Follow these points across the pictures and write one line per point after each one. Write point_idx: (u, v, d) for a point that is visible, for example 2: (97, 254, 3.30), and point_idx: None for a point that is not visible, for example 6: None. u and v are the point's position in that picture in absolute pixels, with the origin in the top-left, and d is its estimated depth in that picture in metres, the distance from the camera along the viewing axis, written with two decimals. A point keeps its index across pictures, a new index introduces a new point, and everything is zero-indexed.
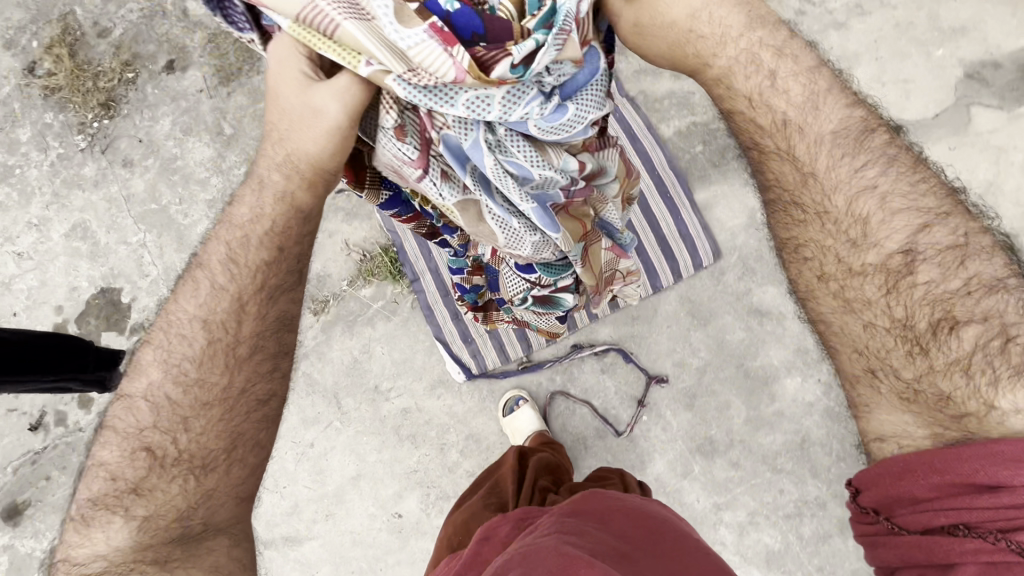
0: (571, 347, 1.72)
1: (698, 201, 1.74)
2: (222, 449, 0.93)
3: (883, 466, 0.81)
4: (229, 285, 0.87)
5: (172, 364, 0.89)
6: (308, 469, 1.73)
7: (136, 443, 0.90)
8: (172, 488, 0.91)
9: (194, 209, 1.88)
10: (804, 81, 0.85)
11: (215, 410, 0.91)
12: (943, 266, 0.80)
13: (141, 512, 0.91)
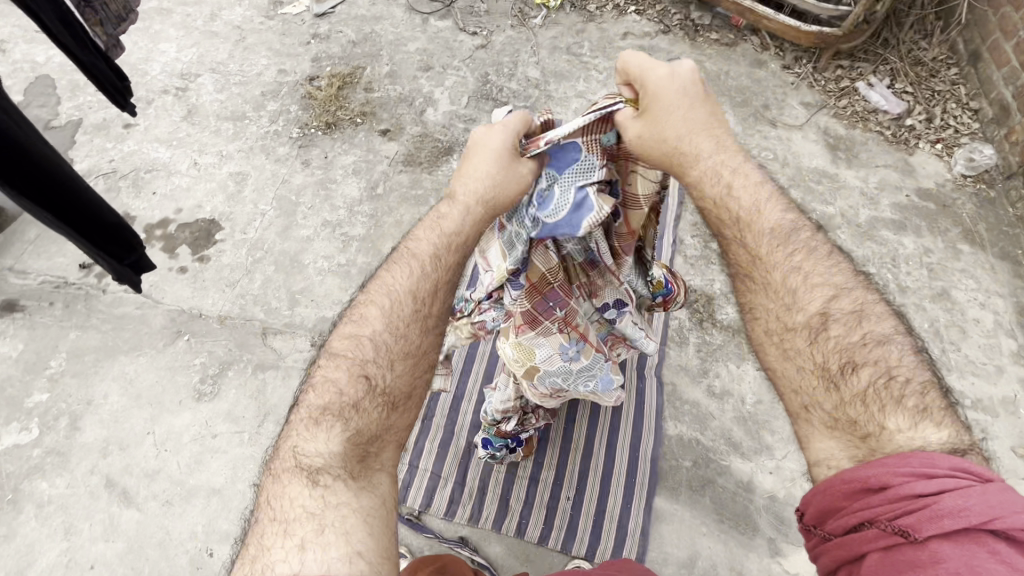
0: (457, 538, 1.65)
1: (656, 506, 1.73)
2: (407, 391, 0.88)
3: (811, 492, 0.73)
4: (437, 273, 0.91)
5: (393, 316, 0.89)
6: (181, 464, 1.71)
7: (355, 368, 0.85)
8: (370, 411, 0.83)
9: (313, 217, 2.26)
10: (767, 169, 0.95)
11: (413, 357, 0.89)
12: (850, 325, 0.82)
13: (339, 435, 0.79)
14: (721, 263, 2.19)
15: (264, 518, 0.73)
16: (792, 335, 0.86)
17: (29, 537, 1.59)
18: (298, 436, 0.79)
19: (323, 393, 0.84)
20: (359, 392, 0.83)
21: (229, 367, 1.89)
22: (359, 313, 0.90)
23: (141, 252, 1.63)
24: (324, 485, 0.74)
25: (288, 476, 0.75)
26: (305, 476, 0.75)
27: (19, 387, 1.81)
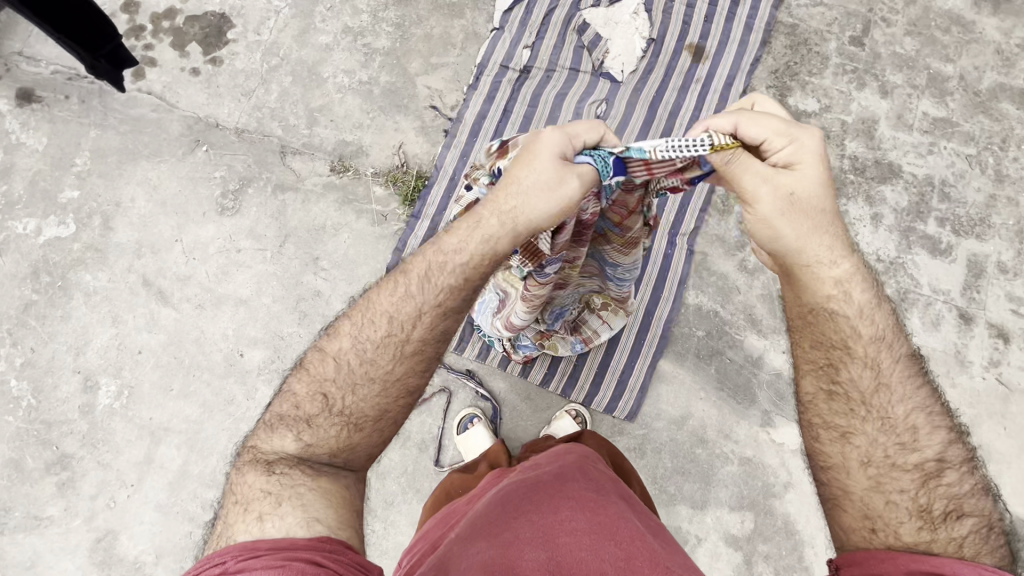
0: (465, 370, 1.74)
1: (660, 367, 1.76)
2: (373, 414, 0.95)
3: (867, 557, 0.84)
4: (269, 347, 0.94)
5: (362, 339, 0.97)
6: (208, 272, 1.79)
7: (313, 387, 0.96)
8: (326, 429, 0.93)
9: (333, 21, 1.98)
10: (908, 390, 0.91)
11: (395, 342, 0.96)
12: (961, 478, 0.86)
13: (297, 443, 0.93)
14: (793, 122, 1.95)
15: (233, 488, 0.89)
16: (898, 473, 0.87)
17: (82, 320, 1.75)
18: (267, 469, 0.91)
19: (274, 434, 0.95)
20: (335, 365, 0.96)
21: (251, 183, 1.85)
22: (330, 335, 0.99)
23: (118, 44, 1.54)
24: (280, 472, 0.89)
25: (257, 465, 0.90)
26: (263, 462, 0.91)
27: (50, 181, 1.83)
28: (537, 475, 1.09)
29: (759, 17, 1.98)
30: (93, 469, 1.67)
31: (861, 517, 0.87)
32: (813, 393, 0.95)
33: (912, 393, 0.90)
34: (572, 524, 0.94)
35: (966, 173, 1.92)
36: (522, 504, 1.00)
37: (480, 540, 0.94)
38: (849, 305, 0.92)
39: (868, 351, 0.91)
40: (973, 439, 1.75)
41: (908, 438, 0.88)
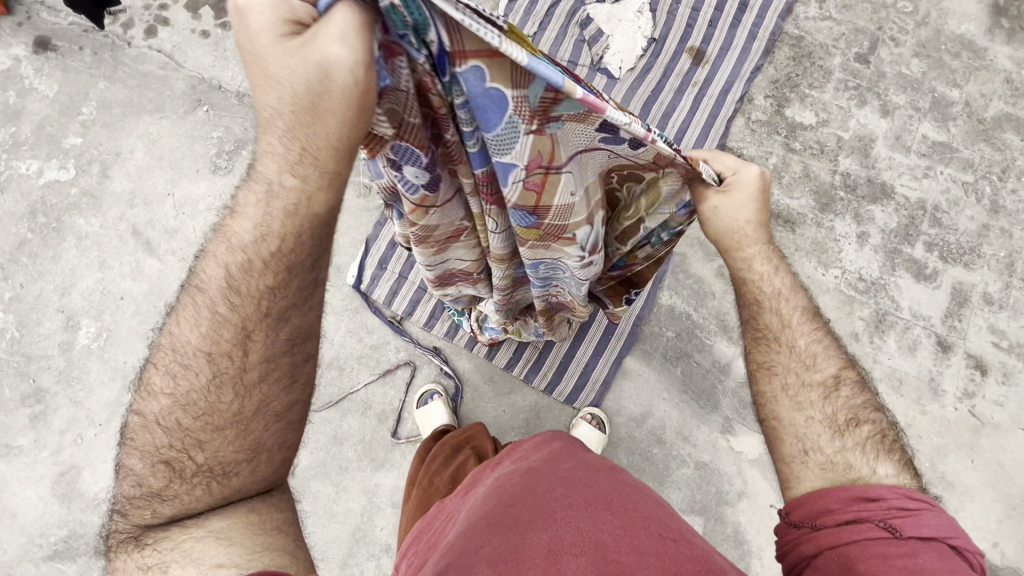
0: (432, 347, 1.76)
1: (626, 363, 1.76)
2: (241, 456, 0.87)
3: (808, 498, 0.94)
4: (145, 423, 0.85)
5: (184, 387, 0.84)
6: (195, 228, 1.84)
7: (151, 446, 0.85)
8: (191, 485, 0.85)
9: None
10: (809, 326, 1.05)
11: (230, 374, 0.85)
12: (855, 390, 1.02)
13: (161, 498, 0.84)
14: (788, 134, 1.93)
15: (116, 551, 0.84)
16: (807, 392, 1.02)
17: (71, 262, 1.82)
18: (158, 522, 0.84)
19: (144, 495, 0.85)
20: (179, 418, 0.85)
21: (245, 145, 1.89)
22: (144, 396, 0.86)
23: None
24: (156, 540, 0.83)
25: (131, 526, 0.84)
26: (146, 506, 0.84)
27: (56, 127, 1.90)
28: (527, 457, 1.06)
29: (765, 26, 1.97)
30: (65, 405, 1.73)
31: (794, 440, 1.00)
32: (746, 344, 1.09)
33: (807, 332, 1.04)
34: (570, 497, 0.91)
35: (961, 201, 1.88)
36: (512, 485, 0.96)
37: (474, 528, 0.88)
38: (768, 281, 1.01)
39: (790, 304, 1.03)
40: (937, 469, 1.73)
41: (810, 363, 1.03)
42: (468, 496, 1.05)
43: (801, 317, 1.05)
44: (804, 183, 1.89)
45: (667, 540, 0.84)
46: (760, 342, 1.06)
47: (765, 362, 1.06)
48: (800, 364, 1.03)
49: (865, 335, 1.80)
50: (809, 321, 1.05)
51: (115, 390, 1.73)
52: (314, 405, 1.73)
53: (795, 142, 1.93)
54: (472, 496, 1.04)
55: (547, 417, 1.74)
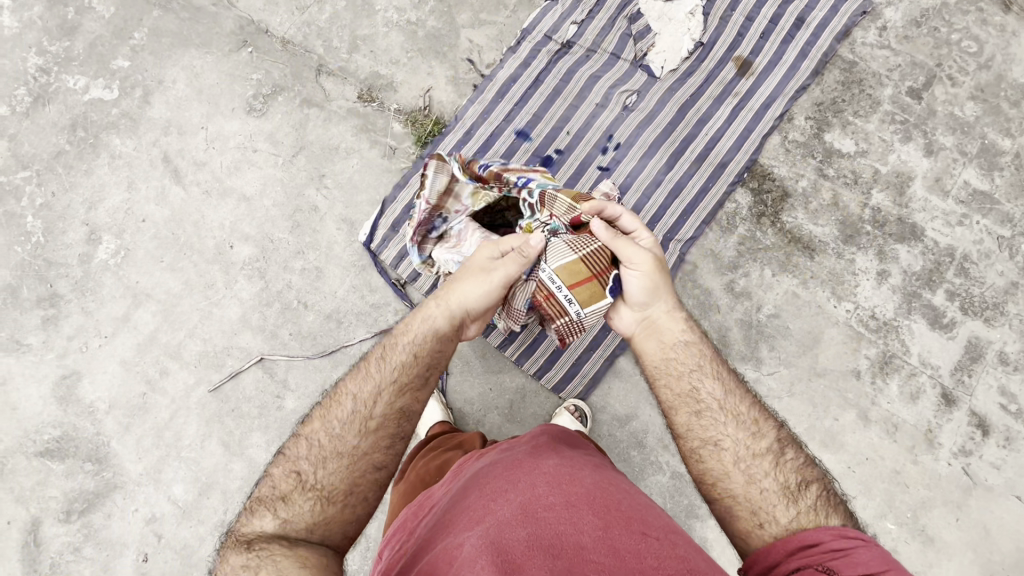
0: None
1: (618, 362, 1.75)
2: (346, 487, 1.00)
3: (763, 555, 0.94)
4: (312, 438, 1.03)
5: (346, 416, 1.05)
6: (222, 165, 1.89)
7: (286, 467, 1.01)
8: (300, 504, 0.97)
9: None
10: (739, 405, 1.09)
11: (388, 395, 1.07)
12: (797, 466, 1.03)
13: (274, 521, 0.94)
14: (823, 159, 1.88)
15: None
16: (755, 463, 1.02)
17: (102, 179, 1.88)
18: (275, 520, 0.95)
19: (279, 493, 0.98)
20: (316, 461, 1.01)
21: (282, 92, 1.93)
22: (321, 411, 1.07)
23: None
24: (260, 548, 0.90)
25: (239, 547, 0.91)
26: (276, 507, 0.96)
27: (107, 47, 1.96)
28: (513, 453, 1.04)
29: (818, 46, 1.92)
30: (76, 313, 1.80)
31: (749, 514, 0.98)
32: (684, 430, 1.10)
33: (741, 412, 1.08)
34: (551, 497, 0.90)
35: (993, 254, 1.81)
36: (495, 486, 0.95)
37: (455, 529, 0.88)
38: (703, 359, 1.15)
39: (716, 372, 1.13)
40: (918, 521, 1.69)
41: (754, 432, 1.06)
42: (448, 494, 1.03)
43: (739, 401, 1.10)
44: (831, 212, 1.85)
45: (649, 540, 0.84)
46: (703, 419, 1.09)
47: (710, 437, 1.07)
48: (740, 437, 1.06)
49: (868, 375, 1.76)
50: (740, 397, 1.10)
51: (124, 307, 1.80)
52: (309, 352, 1.76)
53: (829, 168, 1.88)
54: (454, 490, 1.02)
55: (532, 403, 1.75)
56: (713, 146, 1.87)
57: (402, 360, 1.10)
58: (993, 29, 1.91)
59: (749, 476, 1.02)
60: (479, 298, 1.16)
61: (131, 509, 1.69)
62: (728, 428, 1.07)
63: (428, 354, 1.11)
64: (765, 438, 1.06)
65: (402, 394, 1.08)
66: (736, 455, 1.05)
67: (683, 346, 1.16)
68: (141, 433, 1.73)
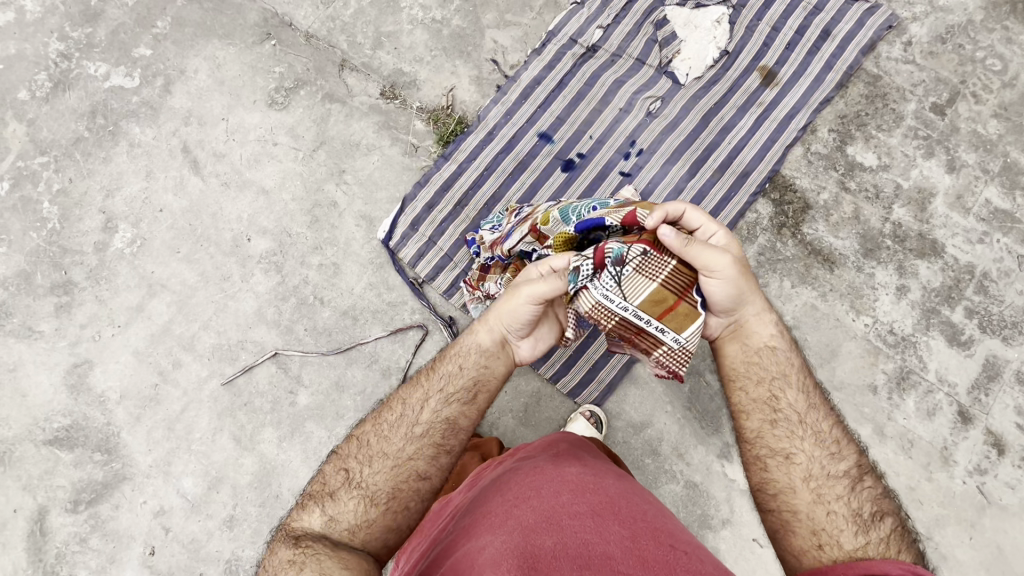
0: (447, 317, 1.78)
1: (635, 369, 1.74)
2: (388, 491, 1.04)
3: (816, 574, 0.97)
4: (364, 439, 1.09)
5: (399, 427, 1.09)
6: (242, 157, 1.87)
7: (336, 466, 1.07)
8: (345, 504, 1.02)
9: None
10: (822, 424, 1.13)
11: (438, 416, 1.10)
12: (870, 492, 1.04)
13: (320, 520, 1.01)
14: (845, 172, 1.88)
15: (268, 568, 0.95)
16: (830, 483, 1.06)
17: (120, 167, 1.87)
18: (320, 521, 1.01)
19: (325, 494, 1.04)
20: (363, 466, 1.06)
21: (305, 87, 1.91)
22: (374, 414, 1.12)
23: None
24: (306, 545, 0.96)
25: (288, 540, 0.98)
26: (322, 504, 1.03)
27: (129, 35, 1.94)
28: (532, 459, 1.01)
29: (844, 59, 1.91)
30: (90, 301, 1.78)
31: (809, 533, 1.02)
32: (759, 437, 1.14)
33: (820, 429, 1.12)
34: (575, 507, 0.87)
35: (1013, 273, 1.80)
36: (514, 492, 0.91)
37: (476, 534, 0.85)
38: (786, 377, 1.16)
39: (800, 384, 1.16)
40: (931, 538, 1.68)
41: (833, 453, 1.09)
42: (466, 500, 1.00)
43: (818, 417, 1.13)
44: (853, 225, 1.84)
45: (678, 554, 0.81)
46: (780, 430, 1.13)
47: (786, 448, 1.11)
48: (817, 454, 1.09)
49: (885, 390, 1.76)
50: (825, 417, 1.13)
51: (139, 297, 1.78)
52: (323, 349, 1.75)
53: (851, 181, 1.87)
54: (473, 496, 0.99)
55: (547, 407, 1.73)
56: (736, 155, 1.86)
57: (449, 372, 1.13)
58: (1018, 47, 1.91)
59: (826, 500, 1.04)
60: (517, 319, 1.11)
61: (139, 501, 1.68)
62: (805, 445, 1.10)
63: (474, 368, 1.13)
64: (841, 458, 1.08)
65: (447, 406, 1.11)
66: (808, 470, 1.08)
67: (768, 349, 1.18)
68: (152, 424, 1.71)
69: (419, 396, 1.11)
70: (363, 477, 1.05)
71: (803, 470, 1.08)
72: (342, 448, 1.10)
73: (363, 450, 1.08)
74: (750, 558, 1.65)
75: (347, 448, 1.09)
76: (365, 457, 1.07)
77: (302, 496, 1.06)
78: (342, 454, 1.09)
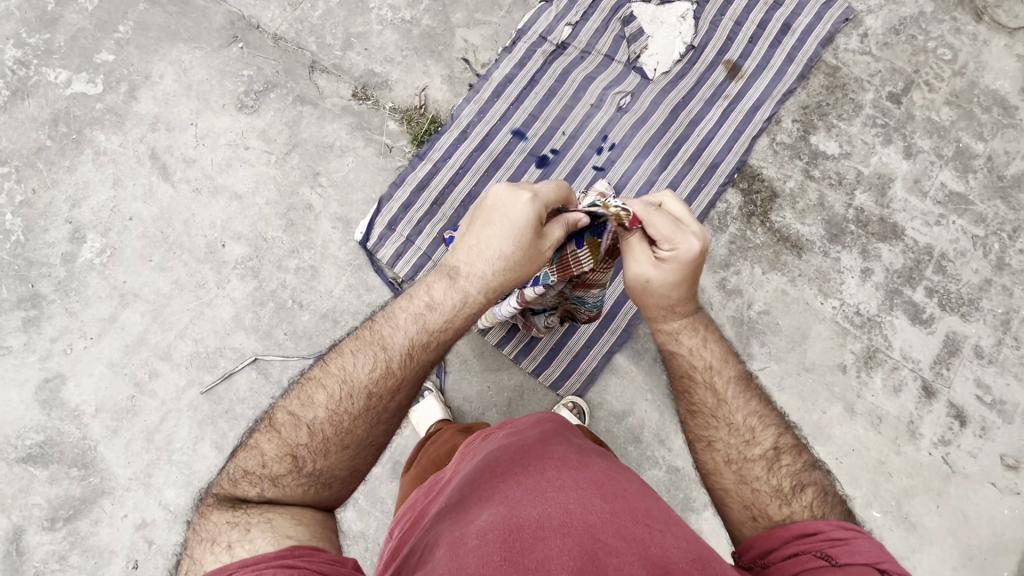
0: None
1: (615, 360, 1.77)
2: (342, 474, 0.96)
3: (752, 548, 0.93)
4: (307, 404, 0.96)
5: (345, 389, 0.97)
6: (213, 162, 1.85)
7: (273, 435, 0.94)
8: (283, 480, 0.92)
9: None
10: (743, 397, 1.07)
11: (390, 375, 0.99)
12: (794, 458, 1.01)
13: (257, 492, 0.90)
14: (809, 160, 1.94)
15: (200, 537, 0.85)
16: (752, 463, 1.01)
17: (86, 176, 1.83)
18: (253, 495, 0.90)
19: (257, 465, 0.93)
20: (305, 428, 0.94)
21: (275, 89, 1.90)
22: (318, 371, 0.99)
23: None
24: (248, 509, 0.88)
25: (222, 506, 0.88)
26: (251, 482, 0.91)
27: (90, 40, 1.89)
28: (521, 437, 1.02)
29: (804, 51, 1.98)
30: (59, 314, 1.74)
31: (743, 508, 0.99)
32: (684, 417, 1.10)
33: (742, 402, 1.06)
34: (558, 483, 0.88)
35: (968, 252, 1.89)
36: (504, 468, 0.93)
37: (463, 507, 0.88)
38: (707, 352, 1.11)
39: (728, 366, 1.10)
40: (902, 508, 1.75)
41: (752, 432, 1.04)
42: (457, 473, 1.02)
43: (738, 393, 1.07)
44: (818, 212, 1.91)
45: (654, 530, 0.82)
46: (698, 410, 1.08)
47: (711, 429, 1.06)
48: (738, 428, 1.04)
49: (854, 369, 1.83)
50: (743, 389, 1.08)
51: (112, 307, 1.75)
52: (304, 353, 1.74)
53: (815, 169, 1.94)
54: (462, 472, 1.01)
55: (531, 400, 1.76)
56: (705, 147, 1.91)
57: (406, 334, 1.01)
58: (966, 37, 2.00)
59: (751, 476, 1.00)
60: (496, 258, 1.06)
61: (119, 515, 1.65)
62: (731, 422, 1.05)
63: (439, 330, 1.04)
64: (762, 431, 1.04)
65: (395, 373, 0.99)
66: (730, 444, 1.03)
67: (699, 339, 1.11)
68: (130, 437, 1.68)
69: (376, 351, 1.00)
70: (300, 446, 0.94)
71: (728, 445, 1.04)
72: (275, 412, 0.96)
73: (302, 418, 0.95)
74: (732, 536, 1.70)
75: (282, 415, 0.96)
76: (303, 425, 0.95)
77: (231, 460, 0.95)
78: (275, 420, 0.96)
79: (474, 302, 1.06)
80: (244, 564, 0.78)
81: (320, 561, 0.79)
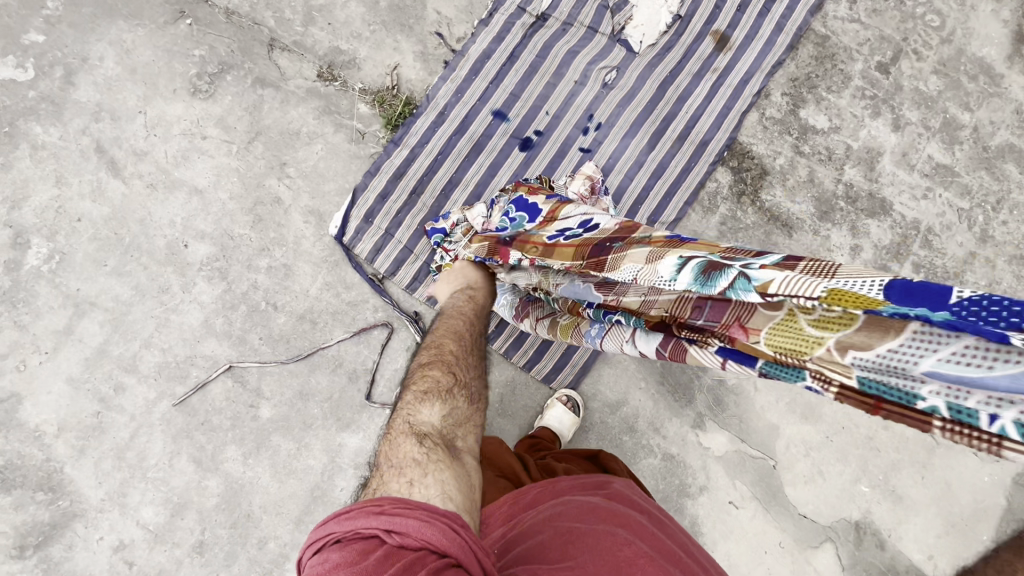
0: (411, 312, 1.71)
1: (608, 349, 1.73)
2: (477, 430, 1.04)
3: None
4: (441, 360, 1.13)
5: (452, 356, 1.15)
6: (168, 154, 1.69)
7: (426, 381, 1.06)
8: (442, 412, 1.00)
9: None
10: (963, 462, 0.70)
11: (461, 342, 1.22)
12: None
13: (432, 416, 0.98)
14: (799, 136, 1.89)
15: (389, 465, 0.88)
16: None
17: (23, 173, 1.65)
18: (421, 431, 0.95)
19: (415, 418, 0.98)
20: (440, 380, 1.06)
21: (232, 71, 1.73)
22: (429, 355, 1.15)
23: None
24: (428, 441, 0.93)
25: (410, 436, 0.93)
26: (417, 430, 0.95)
27: (14, 18, 1.68)
28: (588, 494, 1.02)
29: (792, 19, 1.90)
30: (7, 328, 1.60)
31: None
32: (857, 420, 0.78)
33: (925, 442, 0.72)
34: (636, 550, 0.87)
35: (954, 226, 1.89)
36: (576, 522, 0.91)
37: (537, 555, 0.85)
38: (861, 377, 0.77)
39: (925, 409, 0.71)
40: (889, 482, 1.79)
41: None
42: (518, 513, 0.99)
43: None
44: (808, 189, 1.87)
45: None
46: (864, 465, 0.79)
47: None
48: None
49: None
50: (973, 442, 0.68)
51: (67, 317, 1.61)
52: (283, 357, 1.65)
53: (805, 145, 1.89)
54: (529, 512, 0.98)
55: (523, 395, 1.71)
56: (694, 124, 1.84)
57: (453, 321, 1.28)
58: (953, 3, 1.95)
59: None
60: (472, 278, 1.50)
61: (95, 538, 1.56)
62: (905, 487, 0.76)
63: (468, 317, 1.32)
64: None
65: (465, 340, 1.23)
66: None
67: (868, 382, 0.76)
68: (99, 455, 1.58)
69: (456, 335, 1.23)
70: (449, 399, 1.04)
71: None
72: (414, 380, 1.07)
73: (444, 374, 1.08)
74: (726, 519, 1.72)
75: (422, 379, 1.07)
76: (447, 384, 1.06)
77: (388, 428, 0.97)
78: (418, 381, 1.06)
79: (472, 298, 1.42)
80: (422, 503, 0.77)
81: (458, 521, 0.78)
